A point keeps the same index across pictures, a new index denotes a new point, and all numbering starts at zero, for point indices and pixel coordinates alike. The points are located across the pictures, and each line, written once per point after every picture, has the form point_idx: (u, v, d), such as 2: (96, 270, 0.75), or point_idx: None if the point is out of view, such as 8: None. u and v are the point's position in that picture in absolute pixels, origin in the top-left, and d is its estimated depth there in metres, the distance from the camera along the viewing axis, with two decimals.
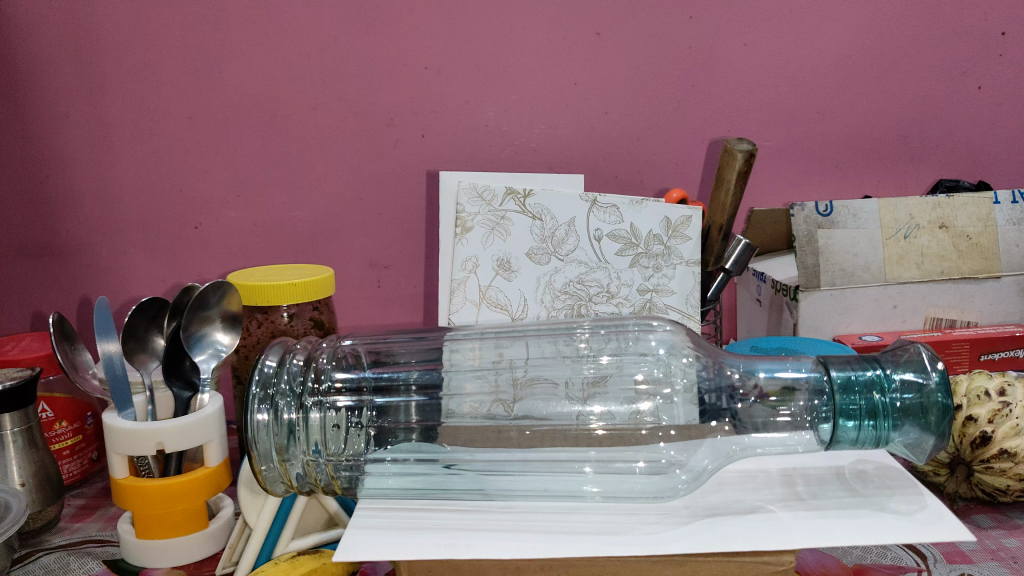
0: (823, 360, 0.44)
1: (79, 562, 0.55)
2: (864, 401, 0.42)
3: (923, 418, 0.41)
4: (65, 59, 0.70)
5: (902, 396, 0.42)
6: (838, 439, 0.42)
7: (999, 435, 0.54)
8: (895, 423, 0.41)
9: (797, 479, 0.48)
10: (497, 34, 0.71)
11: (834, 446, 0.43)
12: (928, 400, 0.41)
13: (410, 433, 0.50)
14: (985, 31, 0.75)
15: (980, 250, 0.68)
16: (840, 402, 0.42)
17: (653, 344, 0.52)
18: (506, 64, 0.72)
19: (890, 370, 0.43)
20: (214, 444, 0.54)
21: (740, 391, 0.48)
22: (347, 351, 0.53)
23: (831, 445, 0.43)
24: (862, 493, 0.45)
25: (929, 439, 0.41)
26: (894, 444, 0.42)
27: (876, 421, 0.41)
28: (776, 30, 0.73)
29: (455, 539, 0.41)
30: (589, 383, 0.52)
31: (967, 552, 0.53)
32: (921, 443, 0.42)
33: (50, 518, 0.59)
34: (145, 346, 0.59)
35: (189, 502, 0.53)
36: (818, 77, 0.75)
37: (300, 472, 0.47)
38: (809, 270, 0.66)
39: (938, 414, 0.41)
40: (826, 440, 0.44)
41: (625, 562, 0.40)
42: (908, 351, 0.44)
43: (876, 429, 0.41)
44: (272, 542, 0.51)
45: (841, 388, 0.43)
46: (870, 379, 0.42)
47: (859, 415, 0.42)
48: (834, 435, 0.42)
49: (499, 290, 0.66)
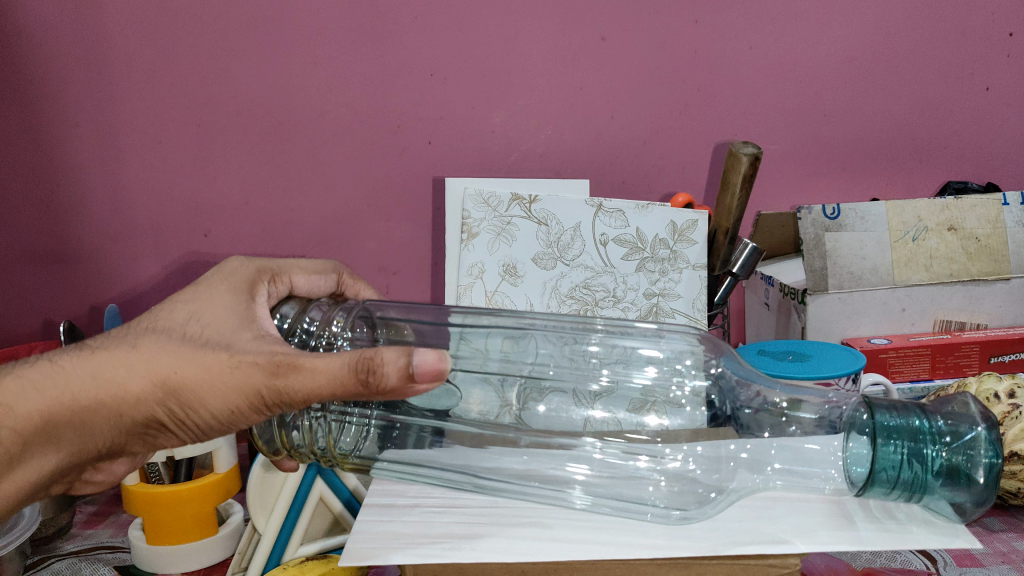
0: (869, 402, 0.46)
1: (91, 567, 0.57)
2: (907, 449, 0.44)
3: (960, 477, 0.44)
4: (76, 71, 0.71)
5: (949, 453, 0.44)
6: (875, 483, 0.44)
7: (1011, 437, 0.53)
8: (932, 476, 0.44)
9: (810, 510, 0.47)
10: (503, 42, 0.72)
11: (868, 489, 0.45)
12: (973, 462, 0.43)
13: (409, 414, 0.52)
14: (992, 32, 0.75)
15: (989, 251, 0.68)
16: (882, 447, 0.44)
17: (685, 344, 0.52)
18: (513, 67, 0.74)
19: (933, 422, 0.44)
20: (223, 451, 0.57)
21: (747, 404, 0.49)
22: (361, 313, 0.55)
23: (861, 488, 0.45)
24: (868, 527, 0.45)
25: (964, 497, 0.44)
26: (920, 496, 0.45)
27: (914, 471, 0.44)
28: (782, 34, 0.73)
29: (459, 542, 0.42)
30: (597, 393, 0.52)
31: (977, 556, 0.52)
32: (957, 501, 0.44)
33: (63, 524, 0.61)
34: None
35: (199, 506, 0.55)
36: (825, 79, 0.75)
37: (297, 440, 0.48)
38: (817, 273, 0.66)
39: (980, 477, 0.43)
40: (856, 482, 0.46)
41: (631, 565, 0.41)
42: (962, 409, 0.46)
43: (913, 476, 0.44)
44: (283, 545, 0.52)
45: (884, 433, 0.44)
46: (917, 429, 0.44)
47: (899, 465, 0.44)
48: (869, 479, 0.44)
49: (506, 295, 0.66)
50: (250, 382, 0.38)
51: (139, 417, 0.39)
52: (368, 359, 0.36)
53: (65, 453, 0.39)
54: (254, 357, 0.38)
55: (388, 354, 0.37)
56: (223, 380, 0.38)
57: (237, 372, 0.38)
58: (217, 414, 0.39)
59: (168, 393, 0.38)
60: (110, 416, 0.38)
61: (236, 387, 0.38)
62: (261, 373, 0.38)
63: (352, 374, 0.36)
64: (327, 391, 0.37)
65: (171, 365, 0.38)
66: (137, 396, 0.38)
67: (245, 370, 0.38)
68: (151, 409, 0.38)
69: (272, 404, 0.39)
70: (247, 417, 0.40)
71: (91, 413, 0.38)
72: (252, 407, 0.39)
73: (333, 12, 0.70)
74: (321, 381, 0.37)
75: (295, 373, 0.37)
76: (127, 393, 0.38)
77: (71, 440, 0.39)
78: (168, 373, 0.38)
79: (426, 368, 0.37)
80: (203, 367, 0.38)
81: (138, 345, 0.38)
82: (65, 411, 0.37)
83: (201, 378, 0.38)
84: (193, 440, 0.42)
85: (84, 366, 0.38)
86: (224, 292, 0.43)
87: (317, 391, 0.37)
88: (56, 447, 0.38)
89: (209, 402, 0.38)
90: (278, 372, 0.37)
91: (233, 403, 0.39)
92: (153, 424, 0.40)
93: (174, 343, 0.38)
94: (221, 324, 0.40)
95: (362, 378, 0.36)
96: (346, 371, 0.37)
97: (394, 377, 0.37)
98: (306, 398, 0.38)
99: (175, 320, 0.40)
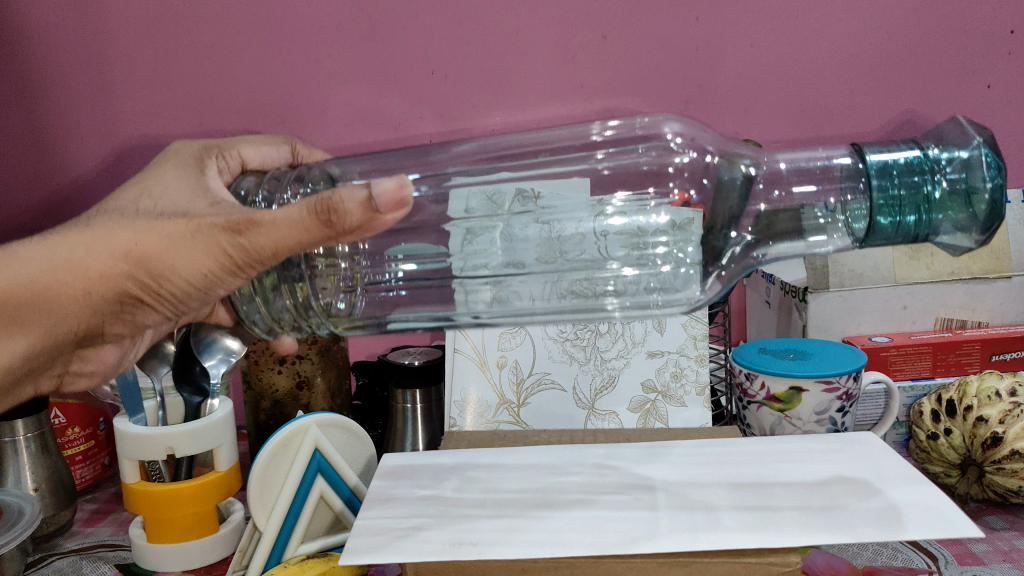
0: (857, 148, 0.39)
1: (92, 565, 0.57)
2: (906, 186, 0.37)
3: (966, 206, 0.36)
4: None
5: (949, 181, 0.37)
6: (875, 234, 0.38)
7: (1011, 435, 0.55)
8: (933, 215, 0.37)
9: (816, 497, 0.45)
10: (508, 42, 0.77)
11: (870, 241, 0.39)
12: (974, 186, 0.36)
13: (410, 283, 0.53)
14: (995, 29, 0.75)
15: (990, 249, 0.68)
16: (876, 189, 0.37)
17: (671, 136, 0.48)
18: (515, 56, 0.78)
19: (931, 150, 0.37)
20: (224, 448, 0.56)
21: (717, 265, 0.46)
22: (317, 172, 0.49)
23: (865, 242, 0.38)
24: (876, 511, 0.43)
25: (973, 233, 0.36)
26: (930, 239, 0.38)
27: (916, 209, 0.37)
28: (781, 30, 0.74)
29: (461, 538, 0.42)
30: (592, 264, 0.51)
31: (978, 554, 0.52)
32: (963, 238, 0.37)
33: (64, 522, 0.61)
34: (156, 352, 0.60)
35: (200, 505, 0.54)
36: (824, 76, 0.75)
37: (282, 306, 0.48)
38: (818, 271, 0.66)
39: (986, 197, 0.35)
40: (861, 236, 0.39)
41: (631, 563, 0.40)
42: (962, 130, 0.38)
43: (917, 217, 0.37)
44: (283, 545, 0.51)
45: (878, 173, 0.37)
46: (913, 161, 0.37)
47: (901, 203, 0.37)
48: (870, 230, 0.38)
49: None
50: (213, 245, 0.38)
51: (109, 291, 0.39)
52: (327, 199, 0.35)
53: (38, 335, 0.40)
54: (212, 220, 0.37)
55: (345, 191, 0.35)
56: (185, 243, 0.38)
57: (198, 239, 0.38)
58: (189, 281, 0.40)
59: (134, 265, 0.38)
60: (79, 294, 0.39)
61: (201, 253, 0.38)
62: (221, 234, 0.37)
63: (313, 215, 0.36)
64: (291, 239, 0.37)
65: (130, 238, 0.38)
66: (102, 272, 0.38)
67: (206, 233, 0.37)
68: (121, 282, 0.39)
69: (241, 264, 0.38)
70: (222, 283, 0.40)
71: (57, 293, 0.39)
72: (222, 269, 0.39)
73: (354, 29, 0.78)
74: (284, 232, 0.36)
75: (254, 228, 0.36)
76: (92, 270, 0.38)
77: (42, 322, 0.39)
78: (129, 247, 0.38)
79: (387, 200, 0.36)
80: (163, 237, 0.38)
81: (95, 225, 0.39)
82: (30, 293, 0.38)
83: (163, 247, 0.38)
84: (172, 311, 0.43)
85: (44, 249, 0.38)
86: (175, 173, 0.43)
87: (284, 243, 0.37)
88: (25, 330, 0.39)
89: (178, 271, 0.39)
90: (237, 229, 0.37)
91: (202, 269, 0.39)
92: (127, 299, 0.41)
93: (131, 220, 0.38)
94: (176, 198, 0.40)
95: (324, 219, 0.35)
96: (306, 214, 0.36)
97: (356, 212, 0.35)
98: (275, 250, 0.37)
99: (131, 202, 0.40)
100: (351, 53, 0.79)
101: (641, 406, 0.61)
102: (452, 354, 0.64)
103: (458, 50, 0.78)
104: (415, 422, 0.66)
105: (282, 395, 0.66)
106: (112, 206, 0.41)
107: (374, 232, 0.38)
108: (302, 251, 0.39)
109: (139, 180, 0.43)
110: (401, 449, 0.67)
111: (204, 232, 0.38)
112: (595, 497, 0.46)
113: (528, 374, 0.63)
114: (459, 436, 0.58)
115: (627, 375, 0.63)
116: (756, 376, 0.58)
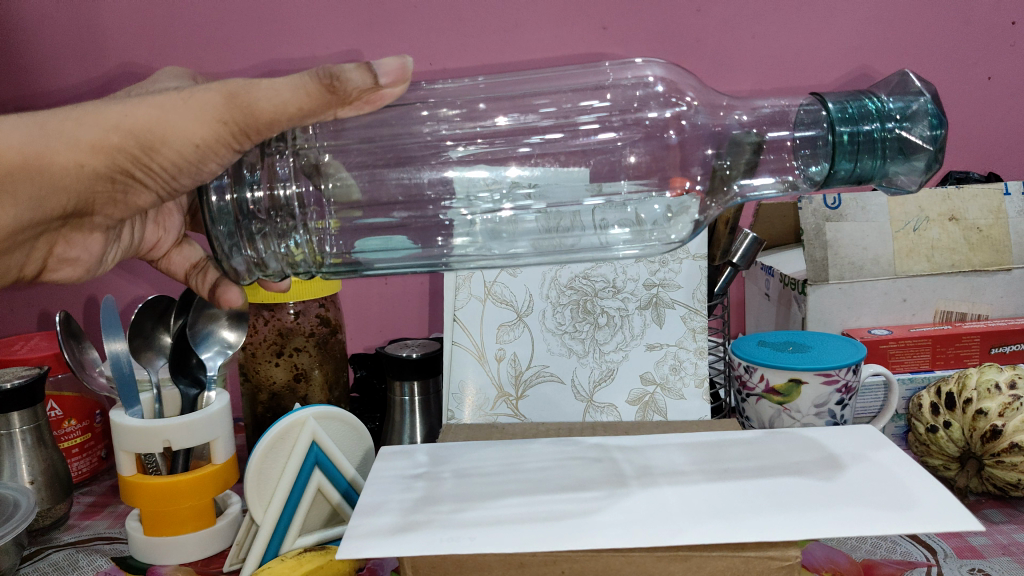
0: (819, 96, 0.41)
1: (88, 559, 0.56)
2: (865, 133, 0.39)
3: (915, 157, 0.39)
4: None
5: (899, 129, 0.39)
6: (833, 176, 0.40)
7: (1011, 428, 0.55)
8: (883, 159, 0.39)
9: (800, 486, 0.45)
10: (515, 29, 0.81)
11: (828, 184, 0.41)
12: (917, 135, 0.39)
13: (387, 215, 0.51)
14: (996, 22, 0.79)
15: (991, 242, 0.67)
16: (840, 133, 0.39)
17: (648, 79, 0.47)
18: (531, 39, 0.81)
19: (885, 100, 0.40)
20: (221, 441, 0.55)
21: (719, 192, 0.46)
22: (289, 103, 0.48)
23: (824, 185, 0.41)
24: (872, 501, 0.43)
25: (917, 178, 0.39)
26: (879, 181, 0.41)
27: (872, 155, 0.39)
28: (781, 23, 0.79)
29: (460, 532, 0.41)
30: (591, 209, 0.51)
31: (978, 548, 0.52)
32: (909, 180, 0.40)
33: (60, 515, 0.61)
34: (152, 344, 0.62)
35: (197, 498, 0.54)
36: (826, 68, 0.80)
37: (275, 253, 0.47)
38: (818, 263, 0.66)
39: (929, 149, 0.38)
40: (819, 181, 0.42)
41: (630, 557, 0.40)
42: (908, 85, 0.41)
43: (870, 163, 0.39)
44: (280, 537, 0.51)
45: (842, 120, 0.39)
46: (869, 111, 0.39)
47: (860, 149, 0.39)
48: (828, 175, 0.40)
49: (505, 285, 0.64)
50: (209, 110, 0.37)
51: (103, 166, 0.37)
52: (332, 68, 0.35)
53: (26, 206, 0.38)
54: (212, 91, 0.37)
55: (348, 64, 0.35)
56: (182, 112, 0.37)
57: (193, 106, 0.37)
58: (184, 153, 0.38)
59: (129, 137, 0.37)
60: (71, 167, 0.37)
61: (196, 120, 0.37)
62: (219, 99, 0.37)
63: (315, 81, 0.35)
64: (293, 105, 0.36)
65: (123, 110, 0.37)
66: (96, 142, 0.37)
67: (204, 99, 0.37)
68: (115, 155, 0.37)
69: (239, 134, 0.38)
70: (215, 156, 0.39)
71: (48, 162, 0.36)
72: (219, 140, 0.38)
73: (368, 16, 0.80)
74: (287, 97, 0.36)
75: (253, 91, 0.36)
76: (85, 139, 0.37)
77: (31, 193, 0.37)
78: (123, 114, 0.37)
79: (389, 72, 0.36)
80: (158, 106, 0.37)
81: (85, 104, 0.38)
82: (22, 161, 0.36)
83: (159, 115, 0.37)
84: (164, 190, 0.41)
85: (32, 119, 0.37)
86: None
87: (285, 110, 0.36)
88: (12, 198, 0.37)
89: (173, 142, 0.37)
90: (239, 94, 0.36)
91: (200, 140, 0.38)
92: (120, 176, 0.39)
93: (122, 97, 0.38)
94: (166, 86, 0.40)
95: (327, 85, 0.35)
96: (309, 79, 0.35)
97: (361, 83, 0.35)
98: (275, 117, 0.37)
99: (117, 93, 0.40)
100: (368, 40, 0.81)
101: (640, 399, 0.61)
102: (451, 347, 0.63)
103: (477, 37, 0.81)
104: (413, 415, 0.66)
105: (280, 388, 0.66)
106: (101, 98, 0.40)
107: (370, 106, 0.38)
108: (300, 124, 0.38)
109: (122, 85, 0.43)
110: (399, 441, 0.67)
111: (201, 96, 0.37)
112: (584, 486, 0.47)
113: (527, 367, 0.62)
114: (458, 429, 0.58)
115: (627, 366, 0.62)
116: (755, 369, 0.58)
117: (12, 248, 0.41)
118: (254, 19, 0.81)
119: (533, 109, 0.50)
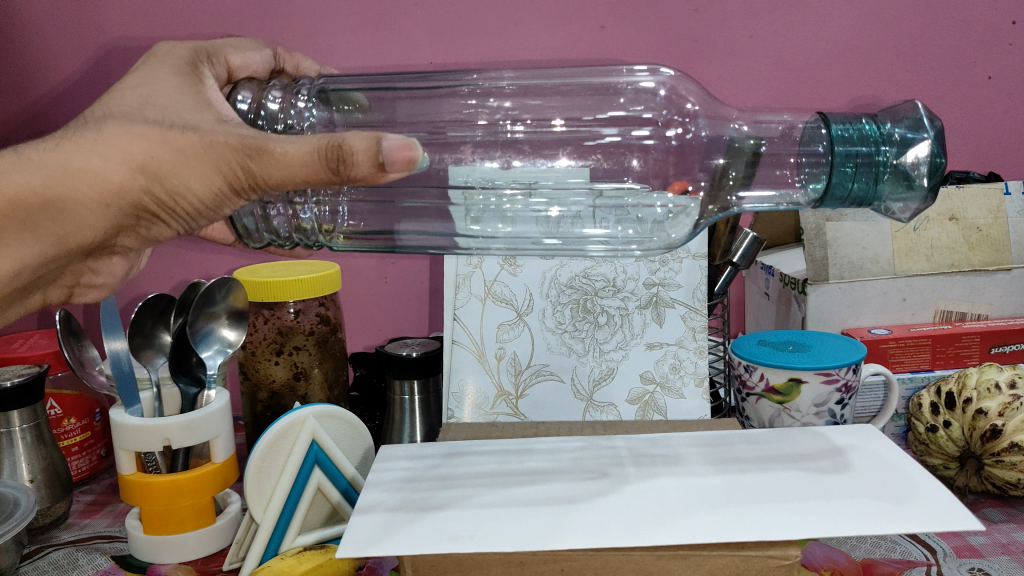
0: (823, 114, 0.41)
1: (88, 557, 0.56)
2: (864, 157, 0.39)
3: (914, 186, 0.39)
4: None
5: (897, 155, 0.39)
6: (828, 195, 0.41)
7: (1010, 427, 0.55)
8: (880, 183, 0.40)
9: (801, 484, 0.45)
10: (516, 27, 0.81)
11: (824, 203, 0.41)
12: (917, 164, 0.39)
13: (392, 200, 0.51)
14: (995, 22, 0.79)
15: (990, 242, 0.67)
16: (839, 152, 0.39)
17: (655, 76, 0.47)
18: (531, 37, 0.81)
19: (886, 125, 0.40)
20: (221, 440, 0.55)
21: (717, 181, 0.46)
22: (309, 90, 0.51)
23: (820, 204, 0.42)
24: (871, 498, 0.43)
25: (915, 201, 0.40)
26: (874, 203, 0.41)
27: (869, 180, 0.40)
28: (782, 22, 0.79)
29: (461, 531, 0.41)
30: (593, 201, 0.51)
31: (977, 547, 0.52)
32: (907, 205, 0.40)
33: (59, 513, 0.61)
34: (151, 342, 0.61)
35: (197, 497, 0.54)
36: (826, 67, 0.80)
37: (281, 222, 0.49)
38: (818, 262, 0.66)
39: (929, 178, 0.39)
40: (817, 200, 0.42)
41: (631, 556, 0.40)
42: (914, 112, 0.41)
43: (867, 187, 0.40)
44: (280, 536, 0.51)
45: (841, 142, 0.39)
46: (870, 134, 0.40)
47: (858, 173, 0.39)
48: (823, 197, 0.41)
49: (505, 284, 0.64)
50: (224, 167, 0.37)
51: (127, 205, 0.39)
52: (341, 146, 0.35)
53: (51, 240, 0.40)
54: (224, 146, 0.37)
55: (356, 141, 0.35)
56: (198, 164, 0.37)
57: (208, 164, 0.37)
58: (202, 200, 0.40)
59: (150, 180, 0.38)
60: (95, 206, 0.39)
61: (212, 172, 0.38)
62: (232, 156, 0.37)
63: (322, 160, 0.35)
64: (301, 178, 0.36)
65: (142, 152, 0.37)
66: (118, 185, 0.38)
67: (218, 154, 0.37)
68: (137, 195, 0.39)
69: (251, 187, 0.38)
70: (230, 203, 0.40)
71: (73, 201, 0.38)
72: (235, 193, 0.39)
73: (368, 14, 0.80)
74: (296, 170, 0.36)
75: (264, 159, 0.36)
76: (106, 179, 0.38)
77: (59, 229, 0.39)
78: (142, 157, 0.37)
79: (397, 163, 0.36)
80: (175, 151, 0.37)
81: (102, 130, 0.37)
82: (48, 199, 0.38)
83: (177, 164, 0.38)
84: (185, 229, 0.43)
85: (56, 154, 0.38)
86: (172, 75, 0.41)
87: (296, 181, 0.37)
88: (36, 234, 0.39)
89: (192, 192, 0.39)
90: (251, 156, 0.36)
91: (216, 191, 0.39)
92: (142, 214, 0.41)
93: (139, 126, 0.37)
94: (178, 106, 0.39)
95: (333, 167, 0.35)
96: (318, 157, 0.35)
97: (367, 163, 0.35)
98: (285, 183, 0.37)
99: (129, 103, 0.39)
100: (368, 39, 0.81)
101: (639, 398, 0.61)
102: (451, 346, 0.63)
103: (477, 35, 0.81)
104: (412, 414, 0.66)
105: (280, 386, 0.66)
106: (111, 106, 0.39)
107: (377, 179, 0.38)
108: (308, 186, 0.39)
109: (131, 78, 0.41)
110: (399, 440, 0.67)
111: (216, 147, 0.37)
112: (585, 483, 0.47)
113: (527, 366, 0.62)
114: (458, 428, 0.58)
115: (627, 366, 0.62)
116: (755, 368, 0.58)
117: (45, 276, 0.44)
118: (254, 17, 0.81)
119: (533, 108, 0.50)
